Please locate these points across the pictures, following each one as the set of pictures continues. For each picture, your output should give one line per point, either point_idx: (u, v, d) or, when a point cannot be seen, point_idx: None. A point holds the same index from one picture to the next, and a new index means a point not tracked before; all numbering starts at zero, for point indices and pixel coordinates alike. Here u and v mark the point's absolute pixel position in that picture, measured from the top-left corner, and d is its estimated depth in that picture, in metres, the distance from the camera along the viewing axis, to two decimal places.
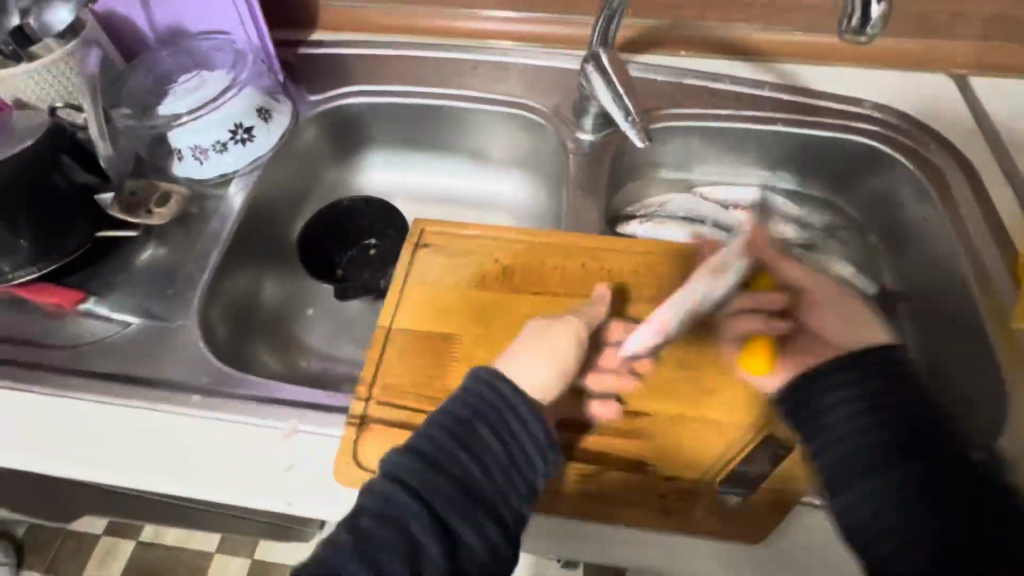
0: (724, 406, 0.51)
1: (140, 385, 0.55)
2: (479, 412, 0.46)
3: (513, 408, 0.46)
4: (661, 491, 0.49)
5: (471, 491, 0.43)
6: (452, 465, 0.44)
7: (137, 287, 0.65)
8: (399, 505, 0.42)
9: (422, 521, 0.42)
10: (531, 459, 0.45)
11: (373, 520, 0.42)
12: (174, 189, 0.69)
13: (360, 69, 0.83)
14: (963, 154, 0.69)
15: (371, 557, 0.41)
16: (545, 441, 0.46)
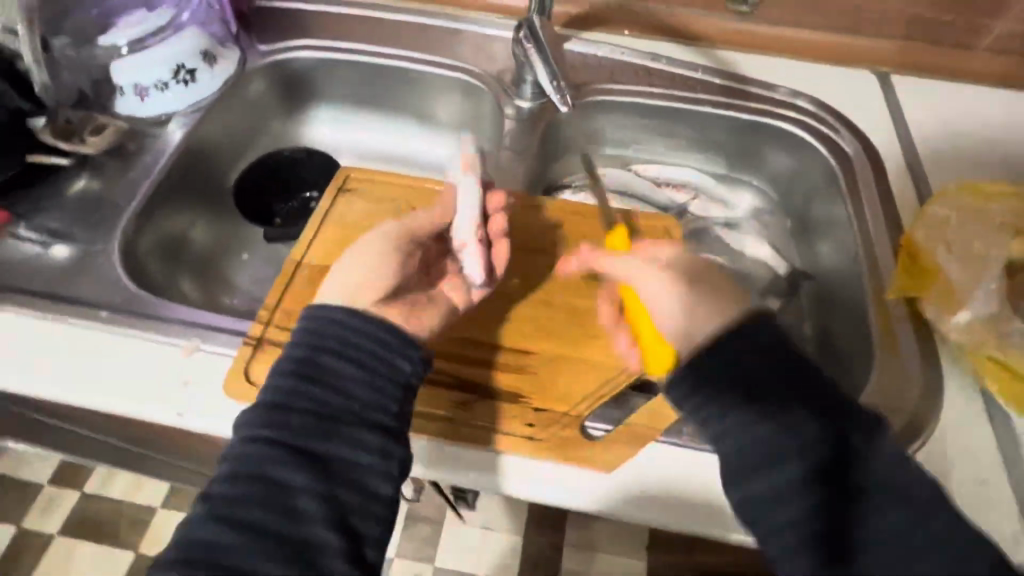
0: (603, 350, 0.55)
1: (54, 300, 0.56)
2: (319, 349, 0.47)
3: (347, 338, 0.47)
4: (533, 422, 0.51)
5: (328, 420, 0.44)
6: (300, 404, 0.44)
7: (63, 211, 0.65)
8: (252, 459, 0.42)
9: (287, 462, 0.42)
10: (382, 364, 0.47)
11: (229, 484, 0.42)
12: (109, 122, 0.71)
13: (313, 25, 0.85)
14: (873, 143, 0.72)
15: (246, 516, 0.41)
16: (400, 343, 0.48)
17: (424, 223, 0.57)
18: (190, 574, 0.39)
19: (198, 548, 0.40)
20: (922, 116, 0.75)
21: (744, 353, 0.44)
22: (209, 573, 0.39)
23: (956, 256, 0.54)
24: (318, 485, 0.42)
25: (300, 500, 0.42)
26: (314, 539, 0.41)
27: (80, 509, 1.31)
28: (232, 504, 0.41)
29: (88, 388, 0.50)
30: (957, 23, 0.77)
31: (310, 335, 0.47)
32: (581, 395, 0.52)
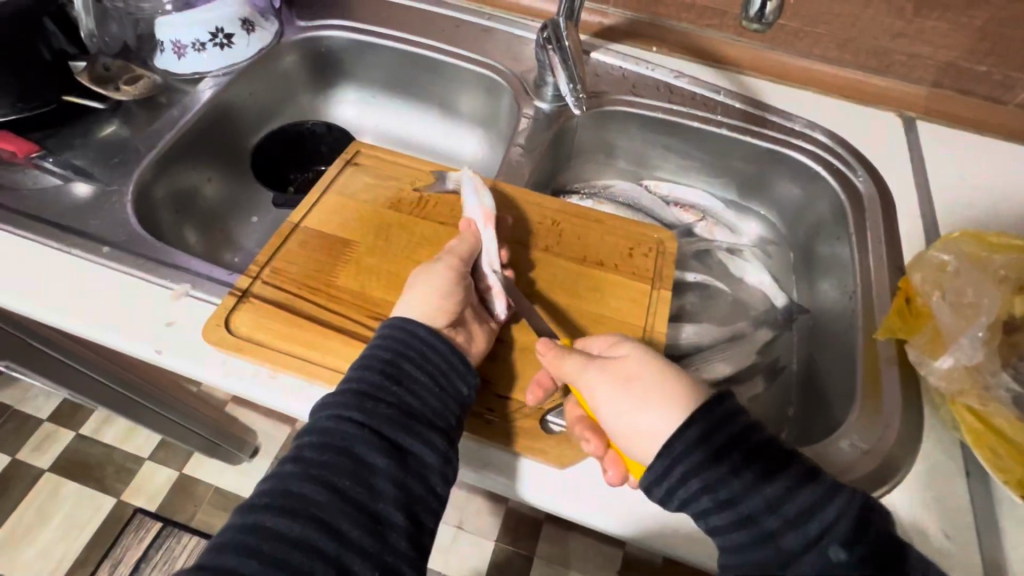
0: None
1: (62, 230, 0.59)
2: (403, 351, 0.48)
3: (434, 347, 0.49)
4: (495, 408, 0.51)
5: (410, 415, 0.45)
6: (383, 395, 0.46)
7: (88, 152, 0.69)
8: (340, 433, 0.44)
9: (374, 447, 0.43)
10: (452, 378, 0.48)
11: (315, 451, 0.43)
12: (145, 75, 0.75)
13: (350, 6, 0.88)
14: (888, 184, 0.71)
15: (329, 483, 0.42)
16: (464, 367, 0.49)
17: (463, 247, 0.56)
18: (279, 523, 0.40)
19: (292, 500, 0.41)
20: (942, 163, 0.74)
21: (700, 455, 0.40)
22: (301, 525, 0.40)
23: (948, 302, 0.53)
24: (394, 473, 0.43)
25: (378, 481, 0.43)
26: (382, 520, 0.42)
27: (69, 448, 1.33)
28: (318, 469, 0.42)
29: (77, 317, 0.52)
30: (991, 75, 0.76)
31: (396, 335, 0.49)
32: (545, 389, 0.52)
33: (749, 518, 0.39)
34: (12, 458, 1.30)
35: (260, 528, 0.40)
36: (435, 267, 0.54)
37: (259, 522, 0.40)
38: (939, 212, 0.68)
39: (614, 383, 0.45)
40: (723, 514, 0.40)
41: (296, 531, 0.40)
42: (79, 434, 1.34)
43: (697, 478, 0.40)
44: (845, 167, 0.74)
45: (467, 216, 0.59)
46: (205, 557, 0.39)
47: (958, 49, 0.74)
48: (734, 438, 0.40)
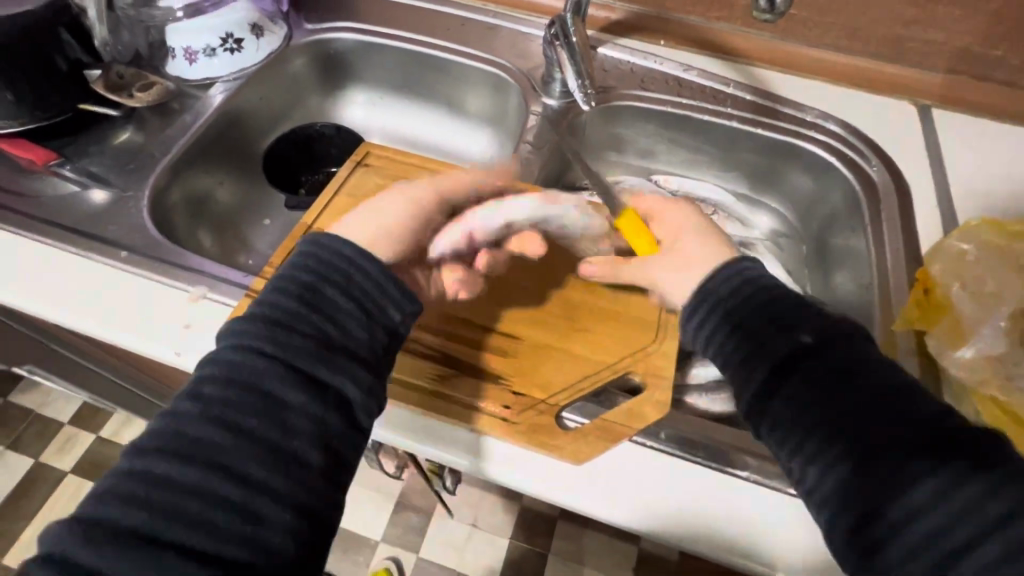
0: (590, 343, 0.55)
1: (81, 236, 0.60)
2: (325, 275, 0.47)
3: (359, 269, 0.48)
4: (508, 405, 0.51)
5: (330, 347, 0.44)
6: (299, 324, 0.44)
7: (103, 159, 0.70)
8: (248, 367, 0.41)
9: (283, 377, 0.42)
10: (381, 303, 0.48)
11: (218, 387, 0.41)
12: (159, 83, 0.76)
13: (358, 8, 0.88)
14: (902, 174, 0.70)
15: (231, 423, 0.40)
16: (400, 294, 0.49)
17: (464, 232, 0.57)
18: (175, 470, 0.37)
19: (190, 442, 0.38)
20: (958, 152, 0.72)
21: (774, 379, 0.44)
22: (202, 471, 0.37)
23: (968, 292, 0.52)
24: (311, 407, 0.42)
25: (292, 417, 0.41)
26: (297, 459, 0.40)
27: (90, 450, 1.35)
28: (223, 409, 0.40)
29: (99, 320, 0.53)
30: (1008, 60, 0.74)
31: (319, 258, 0.47)
32: (561, 385, 0.52)
33: (839, 383, 0.42)
34: (36, 460, 1.33)
35: (151, 477, 0.37)
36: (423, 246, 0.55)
37: (149, 469, 0.37)
38: (956, 201, 0.67)
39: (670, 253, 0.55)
40: (811, 378, 0.43)
41: (193, 478, 0.37)
42: (99, 436, 1.36)
43: (787, 349, 0.44)
44: (859, 157, 0.73)
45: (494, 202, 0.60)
46: (87, 510, 0.36)
47: (974, 34, 0.73)
48: (781, 334, 0.45)
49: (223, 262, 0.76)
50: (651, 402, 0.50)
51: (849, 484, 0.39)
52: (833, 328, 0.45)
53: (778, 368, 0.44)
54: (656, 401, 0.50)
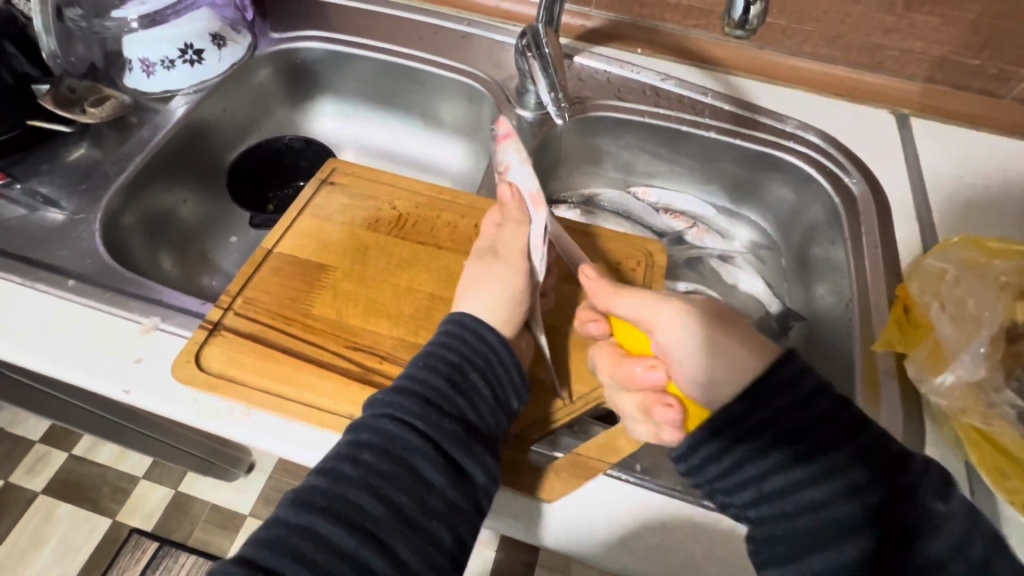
0: (566, 371, 0.53)
1: (27, 264, 0.57)
2: (469, 358, 0.47)
3: (498, 356, 0.48)
4: None
5: (470, 432, 0.44)
6: (446, 405, 0.44)
7: (54, 179, 0.66)
8: (401, 441, 0.42)
9: (435, 463, 0.41)
10: (507, 391, 0.48)
11: (375, 455, 0.41)
12: (113, 96, 0.72)
13: (327, 16, 0.85)
14: (882, 186, 0.69)
15: (385, 495, 0.40)
16: (521, 381, 0.49)
17: (520, 241, 0.54)
18: (333, 531, 0.38)
19: (348, 508, 0.39)
20: (938, 162, 0.72)
21: (739, 420, 0.42)
22: (355, 539, 0.38)
23: (948, 313, 0.51)
24: (455, 490, 0.41)
25: (433, 499, 0.41)
26: (432, 540, 0.40)
27: (61, 470, 1.31)
28: (377, 478, 0.40)
29: (47, 356, 0.50)
30: (985, 69, 0.73)
31: (464, 338, 0.48)
32: (534, 420, 0.51)
33: (800, 455, 0.41)
34: (4, 481, 1.28)
35: (314, 535, 0.38)
36: (501, 270, 0.52)
37: (312, 526, 0.38)
38: (935, 214, 0.66)
39: (638, 295, 0.47)
40: (777, 448, 0.41)
41: (351, 546, 0.38)
42: (70, 455, 1.31)
43: (751, 417, 0.42)
44: (838, 168, 0.72)
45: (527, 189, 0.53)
46: (252, 553, 0.37)
47: (952, 43, 0.72)
48: (772, 381, 0.42)
49: (186, 286, 0.73)
50: (624, 435, 0.48)
51: (821, 541, 0.38)
52: (818, 388, 0.42)
53: (751, 421, 0.42)
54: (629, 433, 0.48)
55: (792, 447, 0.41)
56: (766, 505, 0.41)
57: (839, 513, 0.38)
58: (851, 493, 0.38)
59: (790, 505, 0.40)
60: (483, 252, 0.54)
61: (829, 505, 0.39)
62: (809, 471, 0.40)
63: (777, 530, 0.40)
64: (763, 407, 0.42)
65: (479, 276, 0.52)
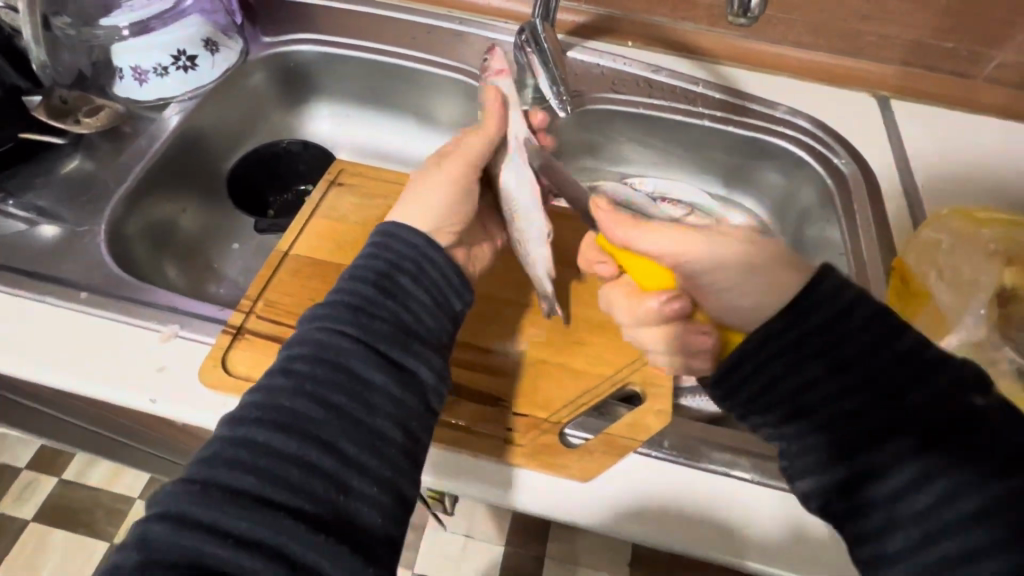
0: (589, 357, 0.56)
1: (29, 278, 0.55)
2: (404, 265, 0.51)
3: (434, 261, 0.52)
4: (514, 427, 0.51)
5: (407, 332, 0.47)
6: (380, 309, 0.47)
7: (50, 192, 0.65)
8: (333, 350, 0.43)
9: (369, 365, 0.43)
10: (449, 296, 0.52)
11: (307, 367, 0.42)
12: (107, 105, 0.71)
13: (316, 19, 0.85)
14: (870, 165, 0.72)
15: (324, 401, 0.41)
16: (461, 286, 0.53)
17: (479, 158, 0.58)
18: (273, 437, 0.39)
19: (283, 417, 0.40)
20: (919, 141, 0.75)
21: (782, 332, 0.45)
22: (297, 442, 0.39)
23: (945, 281, 0.55)
24: (393, 390, 0.44)
25: (375, 400, 0.42)
26: (378, 437, 0.41)
27: (52, 496, 1.27)
28: (310, 387, 0.41)
29: (67, 371, 0.49)
30: (959, 50, 0.77)
31: (390, 250, 0.51)
32: (564, 403, 0.52)
33: (840, 364, 0.44)
34: None
35: (254, 444, 0.38)
36: (450, 165, 0.58)
37: (255, 439, 0.38)
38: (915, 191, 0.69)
39: (658, 232, 0.49)
40: (818, 359, 0.44)
41: (295, 448, 0.39)
42: (61, 479, 1.28)
43: (794, 330, 0.45)
44: (827, 150, 0.75)
45: (513, 119, 0.57)
46: (190, 470, 0.38)
47: (927, 27, 0.75)
48: (813, 295, 0.45)
49: (191, 293, 0.71)
50: (651, 412, 0.51)
51: (848, 443, 0.42)
52: (856, 297, 0.44)
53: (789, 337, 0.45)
54: (655, 411, 0.51)
55: (829, 357, 0.44)
56: (802, 412, 0.45)
57: (868, 414, 0.42)
58: (882, 397, 0.42)
59: (828, 412, 0.43)
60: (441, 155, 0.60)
61: (859, 409, 0.42)
62: (850, 379, 0.43)
63: (809, 435, 0.44)
64: (802, 321, 0.45)
65: (434, 177, 0.59)
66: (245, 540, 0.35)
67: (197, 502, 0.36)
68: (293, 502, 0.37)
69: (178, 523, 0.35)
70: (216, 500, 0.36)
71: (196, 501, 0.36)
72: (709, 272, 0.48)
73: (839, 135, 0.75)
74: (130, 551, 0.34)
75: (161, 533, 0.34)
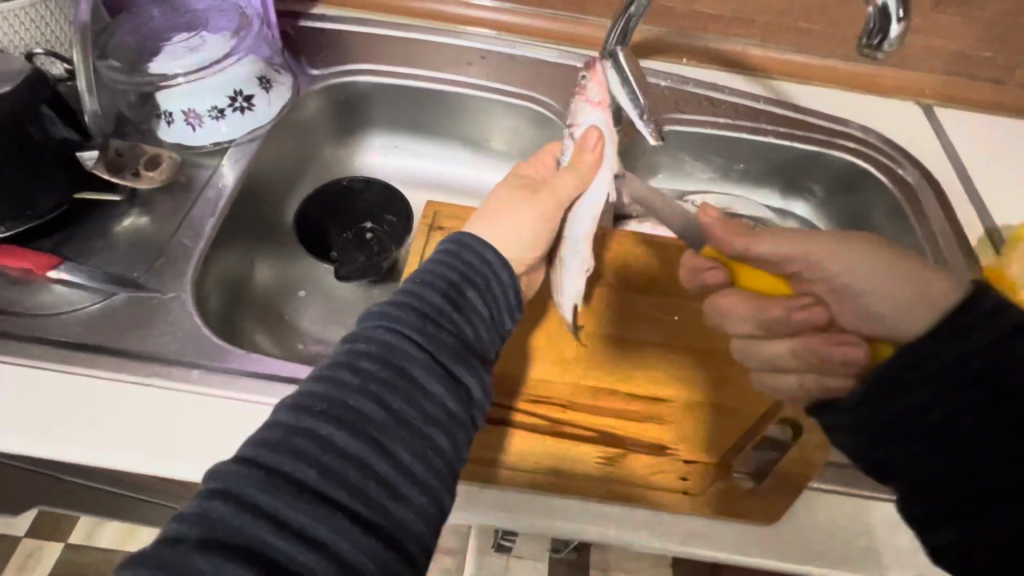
0: (738, 391, 0.54)
1: (130, 360, 0.52)
2: (467, 276, 0.48)
3: (496, 276, 0.50)
4: (686, 476, 0.51)
5: (465, 347, 0.45)
6: (442, 321, 0.45)
7: (115, 257, 0.60)
8: (400, 351, 0.42)
9: (432, 372, 0.42)
10: (501, 312, 0.50)
11: (375, 365, 0.41)
12: (164, 154, 0.64)
13: (363, 47, 0.80)
14: (933, 176, 0.75)
15: (387, 404, 0.40)
16: (515, 303, 0.51)
17: (569, 187, 0.54)
18: (335, 433, 0.38)
19: (350, 414, 0.39)
20: (968, 148, 0.79)
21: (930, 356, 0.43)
22: (357, 442, 0.38)
23: None
24: (450, 399, 0.42)
25: (432, 407, 0.41)
26: (430, 446, 0.40)
27: (63, 561, 1.18)
28: (375, 386, 0.40)
29: (196, 456, 0.48)
30: (995, 60, 0.81)
31: (461, 257, 0.49)
32: (727, 446, 0.52)
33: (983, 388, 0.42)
34: None
35: (316, 436, 0.38)
36: (539, 201, 0.54)
37: (315, 429, 0.38)
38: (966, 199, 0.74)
39: (782, 240, 0.48)
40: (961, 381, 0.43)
41: (355, 447, 0.38)
42: (70, 543, 1.18)
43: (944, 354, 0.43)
44: (892, 162, 0.77)
45: (597, 129, 0.55)
46: (252, 452, 0.37)
47: (971, 39, 0.79)
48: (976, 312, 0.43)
49: (284, 354, 0.69)
50: (815, 445, 0.50)
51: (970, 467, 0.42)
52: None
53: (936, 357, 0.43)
54: (818, 444, 0.50)
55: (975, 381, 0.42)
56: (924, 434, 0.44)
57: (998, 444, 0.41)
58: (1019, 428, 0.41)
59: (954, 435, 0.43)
60: (530, 185, 0.56)
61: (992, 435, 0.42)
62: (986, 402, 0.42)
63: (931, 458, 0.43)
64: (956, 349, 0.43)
65: (510, 199, 0.55)
66: (303, 529, 0.34)
67: (258, 485, 0.35)
68: (350, 501, 0.36)
69: (240, 505, 0.34)
70: (279, 489, 0.35)
71: (261, 486, 0.35)
72: (836, 266, 0.48)
73: (901, 148, 0.78)
74: (194, 525, 0.34)
75: (224, 514, 0.34)
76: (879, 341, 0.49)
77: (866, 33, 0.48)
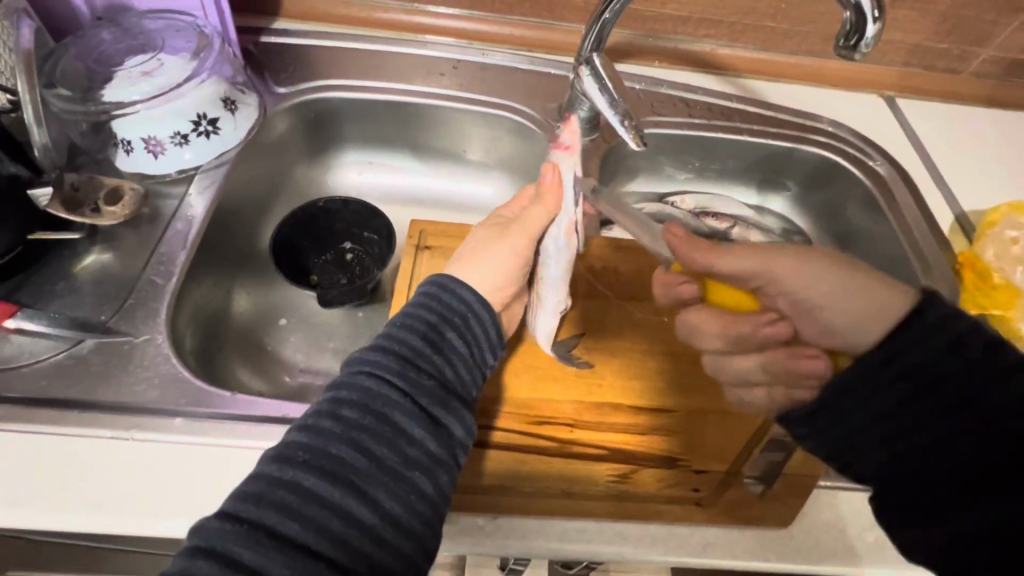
0: None
1: (104, 412, 0.49)
2: (446, 317, 0.48)
3: (475, 313, 0.49)
4: (699, 486, 0.53)
5: (447, 388, 0.44)
6: (423, 362, 0.44)
7: (80, 301, 0.56)
8: (381, 396, 0.41)
9: (414, 416, 0.41)
10: (484, 351, 0.49)
11: (356, 411, 0.40)
12: (125, 185, 0.60)
13: (330, 61, 0.78)
14: (901, 166, 0.78)
15: (369, 451, 0.39)
16: (496, 338, 0.50)
17: (537, 223, 0.53)
18: (318, 484, 0.37)
19: (333, 464, 0.38)
20: (931, 138, 0.83)
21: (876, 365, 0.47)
22: (339, 492, 0.37)
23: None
24: (433, 442, 0.41)
25: (415, 452, 0.40)
26: (415, 490, 0.39)
27: None
28: (357, 434, 0.39)
29: (177, 511, 0.45)
30: (950, 51, 0.84)
31: (441, 298, 0.48)
32: (737, 453, 0.54)
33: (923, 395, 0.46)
34: None
35: (298, 488, 0.37)
36: (509, 233, 0.54)
37: (297, 481, 0.37)
38: (934, 187, 0.77)
39: (745, 253, 0.49)
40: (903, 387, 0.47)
41: (336, 498, 0.37)
42: None
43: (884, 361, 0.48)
44: (863, 155, 0.80)
45: (554, 165, 0.52)
46: (232, 506, 0.36)
47: (928, 31, 0.81)
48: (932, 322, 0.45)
49: (268, 388, 0.66)
50: None
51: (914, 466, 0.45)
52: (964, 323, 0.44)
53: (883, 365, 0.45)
54: None
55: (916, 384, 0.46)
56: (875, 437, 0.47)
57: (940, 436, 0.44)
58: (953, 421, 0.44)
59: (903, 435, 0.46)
60: (499, 221, 0.56)
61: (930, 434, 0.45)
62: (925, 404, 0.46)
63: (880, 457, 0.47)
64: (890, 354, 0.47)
65: (483, 237, 0.55)
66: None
67: (239, 541, 0.34)
68: (332, 552, 0.35)
69: (220, 563, 0.33)
70: (260, 543, 0.34)
71: (240, 540, 0.34)
72: (800, 288, 0.49)
73: (869, 142, 0.80)
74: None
75: (203, 573, 0.33)
76: (838, 353, 0.50)
77: (840, 35, 0.50)
